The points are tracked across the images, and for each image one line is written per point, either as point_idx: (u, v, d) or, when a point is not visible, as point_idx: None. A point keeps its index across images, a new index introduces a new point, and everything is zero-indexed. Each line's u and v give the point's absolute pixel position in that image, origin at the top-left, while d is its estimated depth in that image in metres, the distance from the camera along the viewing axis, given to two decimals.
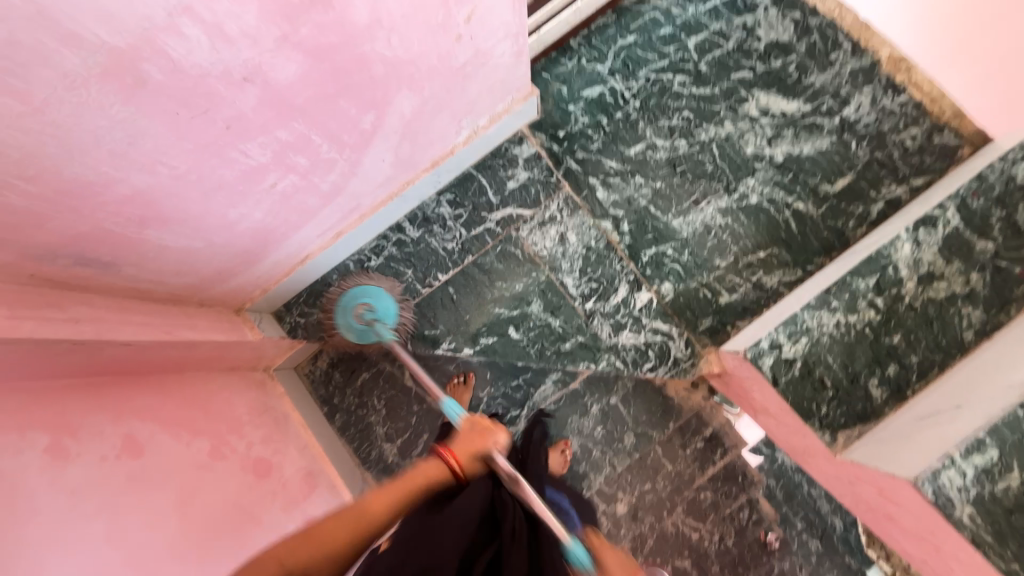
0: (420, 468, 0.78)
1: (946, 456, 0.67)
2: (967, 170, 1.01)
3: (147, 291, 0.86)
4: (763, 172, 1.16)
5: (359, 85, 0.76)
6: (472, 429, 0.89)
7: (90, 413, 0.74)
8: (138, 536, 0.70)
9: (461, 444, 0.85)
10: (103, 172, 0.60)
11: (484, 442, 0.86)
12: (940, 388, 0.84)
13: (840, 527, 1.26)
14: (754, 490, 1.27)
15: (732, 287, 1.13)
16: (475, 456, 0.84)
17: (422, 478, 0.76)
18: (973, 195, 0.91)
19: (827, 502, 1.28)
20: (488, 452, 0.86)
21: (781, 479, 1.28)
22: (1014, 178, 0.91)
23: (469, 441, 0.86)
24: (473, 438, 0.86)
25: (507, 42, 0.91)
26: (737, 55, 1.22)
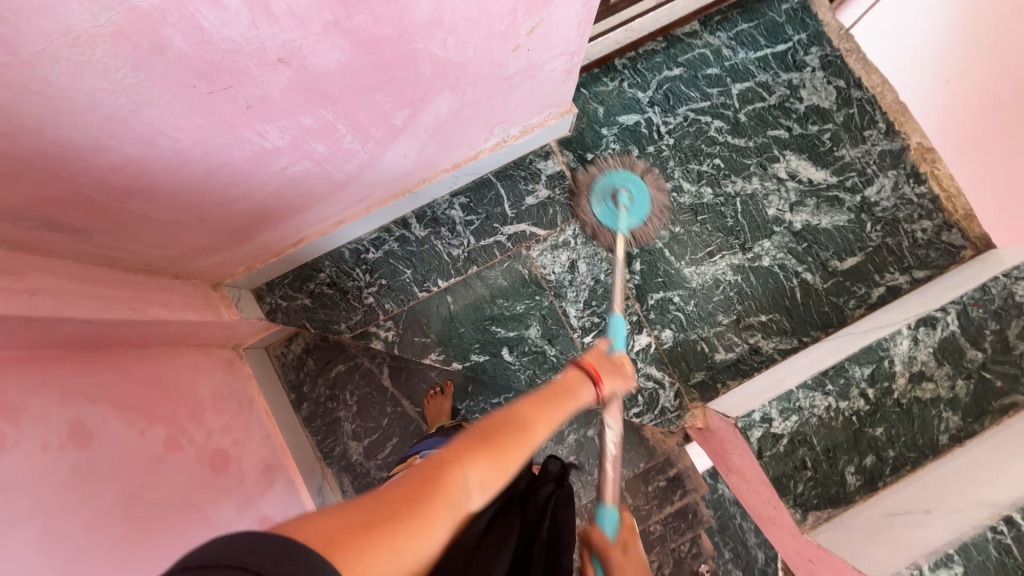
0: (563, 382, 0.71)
1: (915, 565, 0.70)
2: (969, 274, 1.03)
3: (119, 260, 0.76)
4: (780, 237, 1.16)
5: (401, 81, 0.68)
6: (615, 361, 0.80)
7: (37, 393, 0.65)
8: (74, 541, 0.62)
9: (603, 367, 0.77)
10: (95, 137, 0.51)
11: (619, 380, 0.77)
12: (908, 489, 0.88)
13: (762, 560, 1.29)
14: (701, 529, 1.29)
15: (729, 346, 1.13)
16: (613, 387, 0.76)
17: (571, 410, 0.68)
18: (974, 304, 0.92)
19: (754, 536, 1.31)
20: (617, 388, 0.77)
21: (718, 510, 1.30)
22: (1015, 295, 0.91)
23: (610, 368, 0.77)
24: (612, 369, 0.78)
25: (562, 58, 0.84)
26: (777, 112, 1.20)
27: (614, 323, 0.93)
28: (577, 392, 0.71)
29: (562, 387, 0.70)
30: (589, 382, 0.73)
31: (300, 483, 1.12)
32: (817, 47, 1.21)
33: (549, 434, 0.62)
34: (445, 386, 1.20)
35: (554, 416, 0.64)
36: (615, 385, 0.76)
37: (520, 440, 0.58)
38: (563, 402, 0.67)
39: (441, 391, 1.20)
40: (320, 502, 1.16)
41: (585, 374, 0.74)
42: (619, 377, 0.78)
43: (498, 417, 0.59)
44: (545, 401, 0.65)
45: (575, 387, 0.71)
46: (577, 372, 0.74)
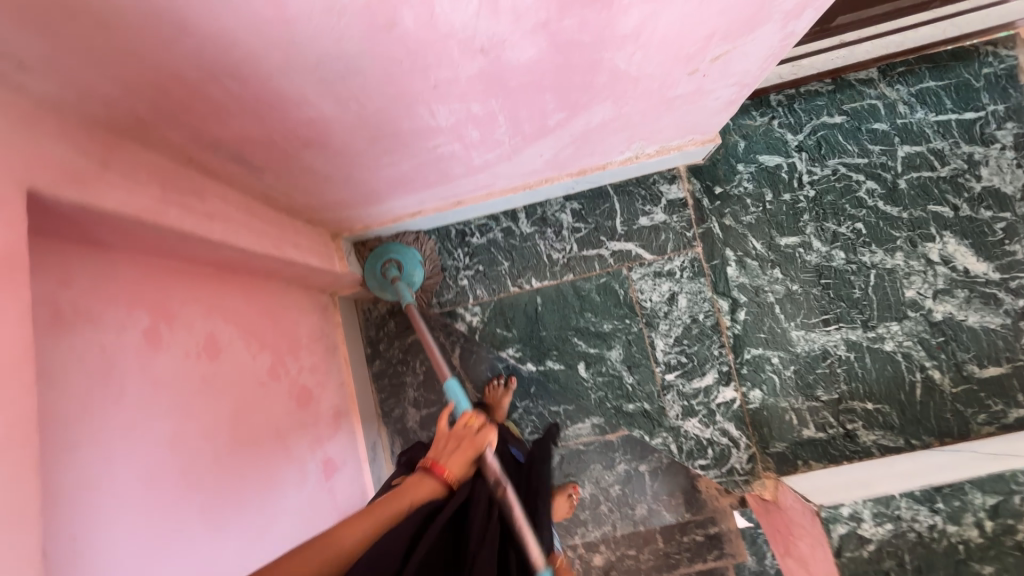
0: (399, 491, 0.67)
1: None
2: None
3: (273, 200, 0.82)
4: (913, 323, 1.04)
5: (573, 85, 0.68)
6: (462, 427, 0.75)
7: (189, 301, 0.73)
8: (196, 441, 0.68)
9: (449, 449, 0.73)
10: (304, 93, 0.55)
11: (471, 449, 0.73)
12: None
13: None
14: None
15: (822, 425, 1.04)
16: (465, 462, 0.72)
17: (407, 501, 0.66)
18: None
19: None
20: (475, 458, 0.73)
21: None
22: None
23: (454, 445, 0.73)
24: (459, 443, 0.74)
25: (733, 88, 0.80)
26: (945, 187, 1.06)
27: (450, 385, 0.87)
28: (417, 491, 0.68)
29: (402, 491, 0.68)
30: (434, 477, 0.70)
31: (359, 434, 1.18)
32: (1014, 122, 1.06)
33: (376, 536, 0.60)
34: (509, 379, 1.20)
35: (378, 514, 0.62)
36: (469, 457, 0.73)
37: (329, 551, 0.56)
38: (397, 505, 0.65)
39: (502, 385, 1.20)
40: (371, 457, 1.21)
41: (425, 472, 0.70)
42: (469, 446, 0.73)
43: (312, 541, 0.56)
44: (377, 512, 0.62)
45: (411, 490, 0.68)
46: (421, 474, 0.71)
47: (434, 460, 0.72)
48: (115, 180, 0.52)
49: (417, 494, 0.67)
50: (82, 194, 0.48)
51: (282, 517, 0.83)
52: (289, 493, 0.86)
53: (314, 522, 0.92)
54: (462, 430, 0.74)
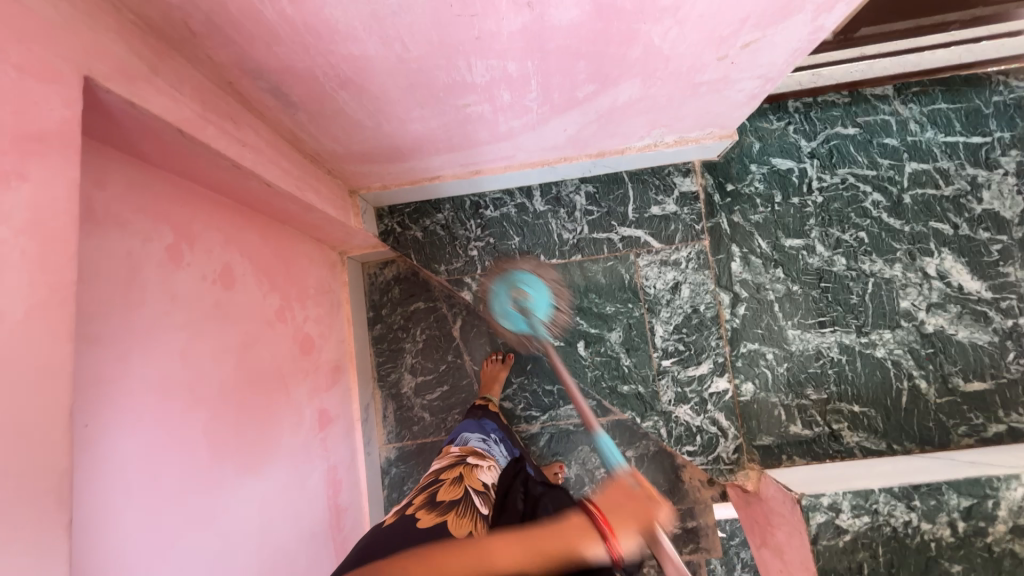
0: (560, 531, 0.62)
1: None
2: None
3: (300, 143, 0.84)
4: (904, 333, 1.07)
5: (608, 56, 0.70)
6: (647, 500, 0.65)
7: (210, 229, 0.74)
8: (205, 364, 0.69)
9: (621, 510, 0.63)
10: (352, 26, 0.56)
11: (646, 518, 0.64)
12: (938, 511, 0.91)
13: None
14: None
15: (808, 423, 1.07)
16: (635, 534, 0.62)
17: (559, 546, 0.60)
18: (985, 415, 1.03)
19: None
20: (647, 530, 0.64)
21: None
22: None
23: (625, 506, 0.64)
24: (629, 502, 0.65)
25: (756, 81, 0.82)
26: (947, 206, 1.10)
27: (603, 441, 0.85)
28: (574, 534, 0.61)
29: (555, 533, 0.62)
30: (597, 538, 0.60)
31: (354, 392, 1.20)
32: (1018, 150, 1.10)
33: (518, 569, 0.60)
34: (507, 356, 1.25)
35: (520, 547, 0.62)
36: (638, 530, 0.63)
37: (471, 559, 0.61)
38: (553, 549, 0.61)
39: (501, 360, 1.25)
40: (364, 417, 1.22)
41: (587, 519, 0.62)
42: (642, 513, 0.64)
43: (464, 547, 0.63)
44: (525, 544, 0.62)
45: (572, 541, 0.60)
46: (583, 518, 0.62)
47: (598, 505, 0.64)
48: (162, 88, 0.54)
49: (576, 540, 0.60)
50: (132, 91, 0.49)
51: (278, 455, 0.84)
52: (284, 434, 0.87)
53: (305, 468, 0.93)
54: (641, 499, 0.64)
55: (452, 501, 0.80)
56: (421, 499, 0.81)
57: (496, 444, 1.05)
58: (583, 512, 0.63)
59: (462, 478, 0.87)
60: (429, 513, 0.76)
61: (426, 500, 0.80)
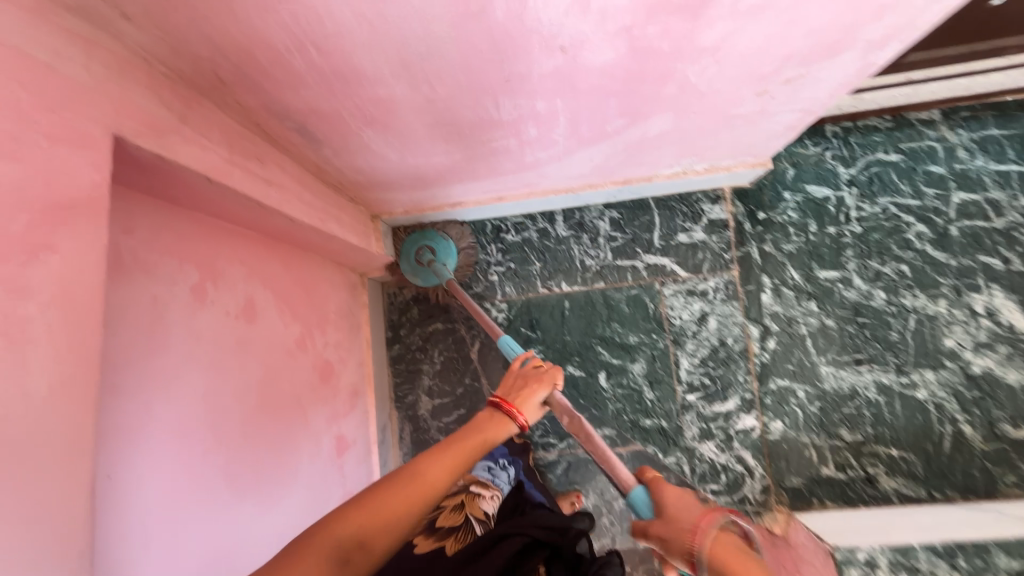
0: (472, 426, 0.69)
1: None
2: None
3: (324, 174, 0.83)
4: (948, 373, 1.01)
5: (642, 93, 0.67)
6: (526, 372, 0.83)
7: (234, 264, 0.74)
8: (225, 402, 0.69)
9: (514, 390, 0.79)
10: (380, 71, 0.55)
11: (538, 389, 0.80)
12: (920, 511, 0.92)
13: None
14: None
15: (841, 465, 1.02)
16: (531, 402, 0.78)
17: (479, 436, 0.68)
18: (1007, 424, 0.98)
19: None
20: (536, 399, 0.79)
21: None
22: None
23: (520, 387, 0.80)
24: (526, 383, 0.81)
25: (796, 114, 0.78)
26: (998, 238, 1.03)
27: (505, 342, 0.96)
28: (490, 427, 0.70)
29: (472, 426, 0.70)
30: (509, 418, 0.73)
31: (372, 415, 1.19)
32: None
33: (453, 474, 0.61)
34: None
35: (448, 454, 0.62)
36: (533, 397, 0.79)
37: (408, 486, 0.57)
38: (473, 441, 0.67)
39: None
40: (380, 440, 1.22)
41: (503, 413, 0.74)
42: (538, 384, 0.80)
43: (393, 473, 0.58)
44: (448, 450, 0.63)
45: (492, 427, 0.71)
46: (491, 410, 0.74)
47: (501, 398, 0.77)
48: (190, 136, 0.53)
49: (494, 429, 0.70)
50: (160, 145, 0.49)
51: (295, 486, 0.84)
52: (302, 464, 0.87)
53: (323, 497, 0.93)
54: (525, 375, 0.81)
55: (451, 527, 0.81)
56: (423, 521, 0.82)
57: (502, 471, 1.01)
58: (490, 410, 0.74)
59: (465, 505, 0.87)
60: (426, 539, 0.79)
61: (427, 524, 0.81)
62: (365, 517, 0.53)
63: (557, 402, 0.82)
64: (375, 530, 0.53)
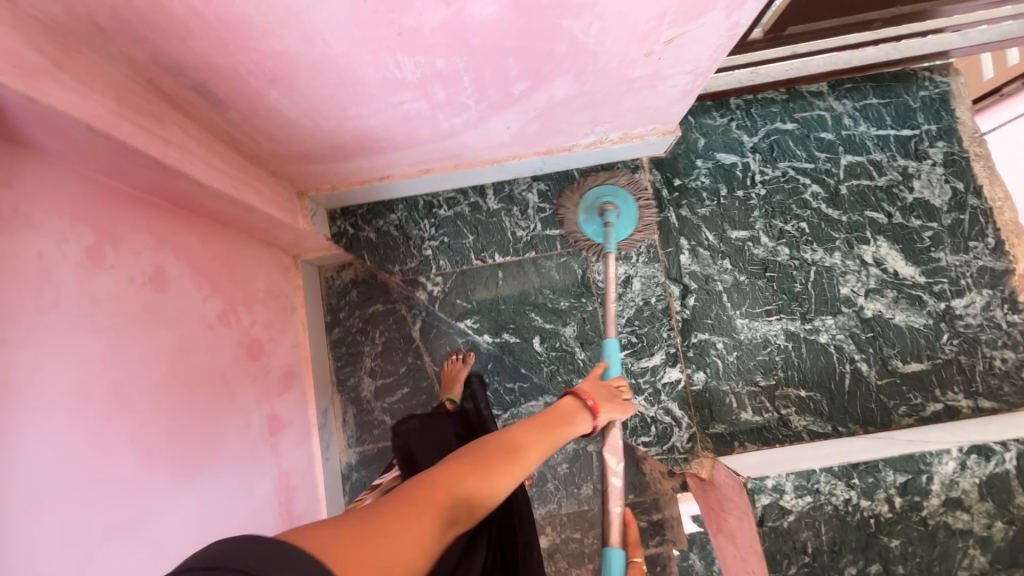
0: (558, 416, 0.80)
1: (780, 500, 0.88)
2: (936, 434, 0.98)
3: (237, 143, 0.83)
4: (845, 318, 1.11)
5: (536, 52, 0.72)
6: (614, 389, 0.90)
7: (138, 230, 0.73)
8: (132, 369, 0.68)
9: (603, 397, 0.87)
10: (268, 22, 0.57)
11: (619, 407, 0.88)
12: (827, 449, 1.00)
13: None
14: None
15: (758, 409, 1.09)
16: (610, 414, 0.86)
17: (563, 433, 0.78)
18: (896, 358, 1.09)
19: None
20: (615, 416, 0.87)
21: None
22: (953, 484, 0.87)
23: (607, 396, 0.88)
24: (611, 396, 0.89)
25: (687, 77, 0.85)
26: (881, 195, 1.15)
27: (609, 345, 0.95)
28: (571, 425, 0.80)
29: (557, 411, 0.81)
30: (589, 420, 0.83)
31: (310, 397, 1.17)
32: (944, 141, 1.15)
33: (538, 458, 0.72)
34: (468, 355, 1.20)
35: (541, 439, 0.74)
36: (615, 412, 0.87)
37: (511, 460, 0.68)
38: (557, 432, 0.78)
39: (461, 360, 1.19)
40: (321, 423, 1.20)
41: (580, 403, 0.84)
42: (620, 407, 0.88)
43: (498, 440, 0.70)
44: (538, 433, 0.74)
45: (573, 424, 0.81)
46: (571, 399, 0.84)
47: (582, 389, 0.86)
48: (66, 82, 0.54)
49: (572, 428, 0.81)
50: (30, 86, 0.50)
51: (219, 461, 0.82)
52: (227, 439, 0.85)
53: (254, 475, 0.91)
54: (612, 388, 0.89)
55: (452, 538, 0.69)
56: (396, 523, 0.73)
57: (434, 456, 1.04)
58: (574, 403, 0.84)
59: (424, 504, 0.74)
60: None
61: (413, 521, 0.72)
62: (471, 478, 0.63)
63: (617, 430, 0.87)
64: (476, 494, 0.63)
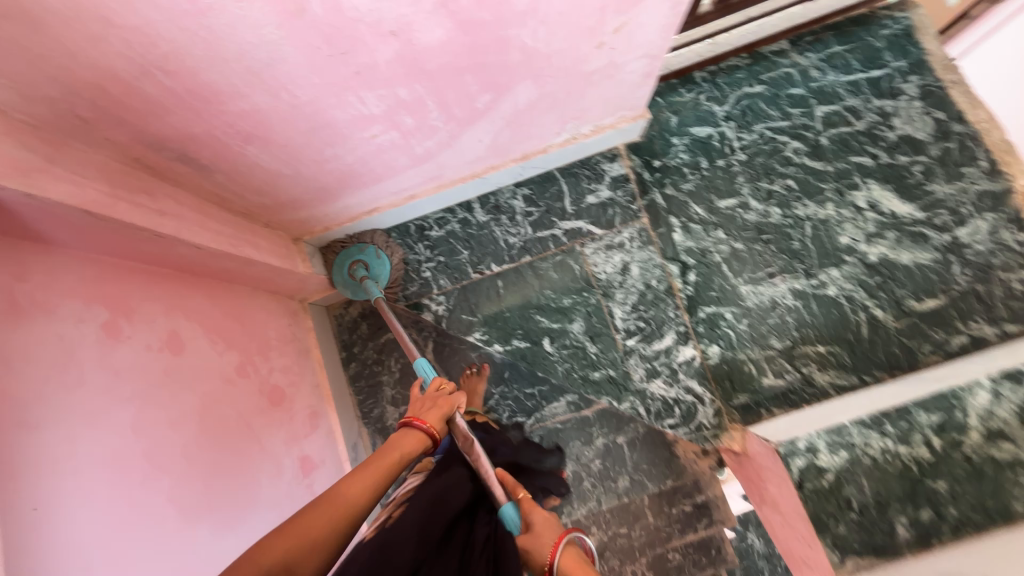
0: (390, 446, 0.70)
1: (814, 452, 0.88)
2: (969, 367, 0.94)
3: (228, 203, 0.87)
4: (851, 267, 1.10)
5: (492, 65, 0.75)
6: (438, 393, 0.84)
7: (148, 300, 0.76)
8: (161, 431, 0.71)
9: (427, 409, 0.80)
10: (234, 85, 0.61)
11: (446, 407, 0.82)
12: (865, 398, 0.98)
13: None
14: (723, 568, 1.16)
15: (779, 372, 1.08)
16: (440, 416, 0.80)
17: (398, 454, 0.70)
18: (911, 298, 1.07)
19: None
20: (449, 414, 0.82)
21: (745, 560, 1.17)
22: (992, 415, 0.85)
23: (431, 405, 0.81)
24: (435, 403, 0.82)
25: (643, 60, 0.87)
26: (863, 139, 1.14)
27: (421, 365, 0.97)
28: (406, 443, 0.72)
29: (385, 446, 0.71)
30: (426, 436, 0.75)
31: (337, 434, 1.18)
32: (917, 75, 1.15)
33: (368, 493, 0.64)
34: (483, 367, 1.21)
35: (367, 473, 0.65)
36: (444, 412, 0.81)
37: (329, 512, 0.59)
38: (393, 455, 0.69)
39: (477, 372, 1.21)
40: (351, 457, 1.21)
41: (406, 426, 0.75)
42: (444, 405, 0.82)
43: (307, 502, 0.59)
44: (368, 469, 0.65)
45: (401, 444, 0.71)
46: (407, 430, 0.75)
47: (414, 416, 0.77)
48: (60, 174, 0.58)
49: (408, 445, 0.72)
50: (27, 184, 0.54)
51: (257, 509, 0.84)
52: (262, 486, 0.87)
53: None
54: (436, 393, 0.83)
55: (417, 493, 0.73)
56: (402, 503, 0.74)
57: None
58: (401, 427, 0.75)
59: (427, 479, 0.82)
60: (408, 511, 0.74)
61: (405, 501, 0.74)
62: (279, 549, 0.53)
63: (459, 423, 0.81)
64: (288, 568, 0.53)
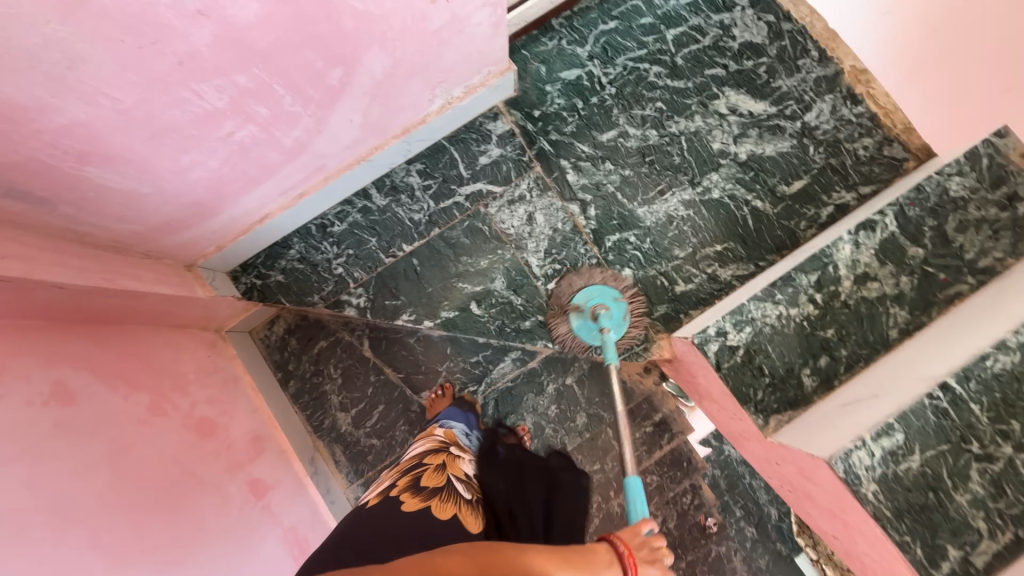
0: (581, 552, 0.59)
1: (721, 332, 0.96)
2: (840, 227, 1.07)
3: (87, 236, 0.84)
4: (727, 169, 1.20)
5: (329, 36, 0.75)
6: (651, 546, 0.69)
7: (19, 354, 0.71)
8: (64, 485, 0.68)
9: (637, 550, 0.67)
10: (38, 97, 0.60)
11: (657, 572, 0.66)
12: (747, 286, 1.09)
13: (776, 516, 1.22)
14: (698, 476, 1.23)
15: (688, 278, 1.17)
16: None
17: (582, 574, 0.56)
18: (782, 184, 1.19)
19: (766, 493, 1.24)
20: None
21: (726, 470, 1.24)
22: (857, 262, 0.96)
23: (648, 555, 0.67)
24: (650, 556, 0.67)
25: (484, 11, 0.89)
26: (712, 53, 1.24)
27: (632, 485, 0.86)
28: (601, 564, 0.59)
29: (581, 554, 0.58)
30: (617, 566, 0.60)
31: (290, 451, 1.13)
32: None
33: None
34: (447, 387, 1.19)
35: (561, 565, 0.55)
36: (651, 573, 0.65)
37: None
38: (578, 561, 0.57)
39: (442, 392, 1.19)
40: (312, 471, 1.15)
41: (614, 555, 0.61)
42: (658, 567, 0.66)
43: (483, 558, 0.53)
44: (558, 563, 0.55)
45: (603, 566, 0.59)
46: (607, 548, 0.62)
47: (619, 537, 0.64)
48: None
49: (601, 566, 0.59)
50: None
51: (203, 542, 0.82)
52: (205, 518, 0.85)
53: (249, 542, 0.91)
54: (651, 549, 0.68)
55: (435, 487, 0.84)
56: (404, 482, 0.85)
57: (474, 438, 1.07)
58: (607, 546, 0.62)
59: (446, 466, 0.90)
60: (414, 496, 0.80)
61: (410, 482, 0.83)
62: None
63: None
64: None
